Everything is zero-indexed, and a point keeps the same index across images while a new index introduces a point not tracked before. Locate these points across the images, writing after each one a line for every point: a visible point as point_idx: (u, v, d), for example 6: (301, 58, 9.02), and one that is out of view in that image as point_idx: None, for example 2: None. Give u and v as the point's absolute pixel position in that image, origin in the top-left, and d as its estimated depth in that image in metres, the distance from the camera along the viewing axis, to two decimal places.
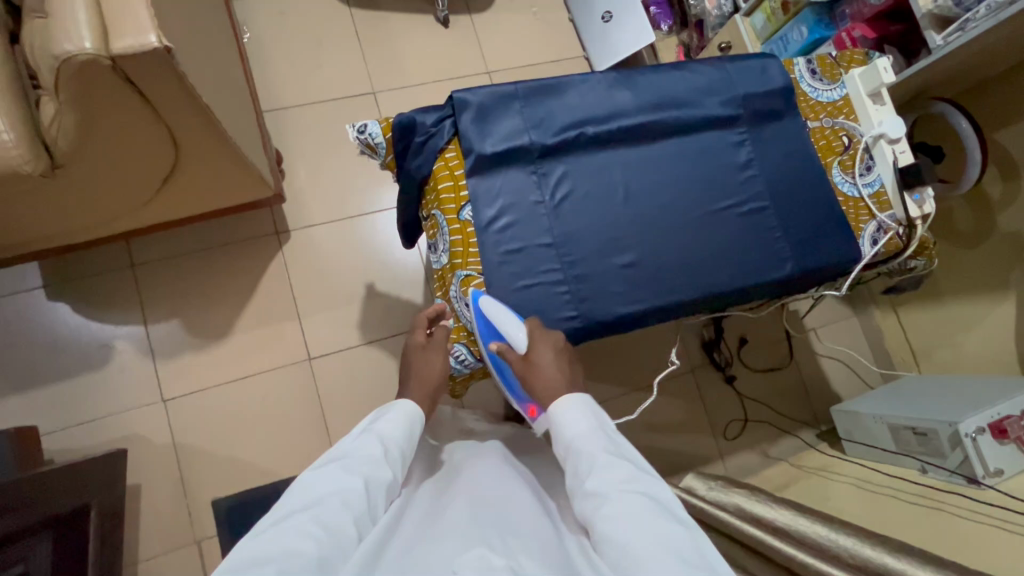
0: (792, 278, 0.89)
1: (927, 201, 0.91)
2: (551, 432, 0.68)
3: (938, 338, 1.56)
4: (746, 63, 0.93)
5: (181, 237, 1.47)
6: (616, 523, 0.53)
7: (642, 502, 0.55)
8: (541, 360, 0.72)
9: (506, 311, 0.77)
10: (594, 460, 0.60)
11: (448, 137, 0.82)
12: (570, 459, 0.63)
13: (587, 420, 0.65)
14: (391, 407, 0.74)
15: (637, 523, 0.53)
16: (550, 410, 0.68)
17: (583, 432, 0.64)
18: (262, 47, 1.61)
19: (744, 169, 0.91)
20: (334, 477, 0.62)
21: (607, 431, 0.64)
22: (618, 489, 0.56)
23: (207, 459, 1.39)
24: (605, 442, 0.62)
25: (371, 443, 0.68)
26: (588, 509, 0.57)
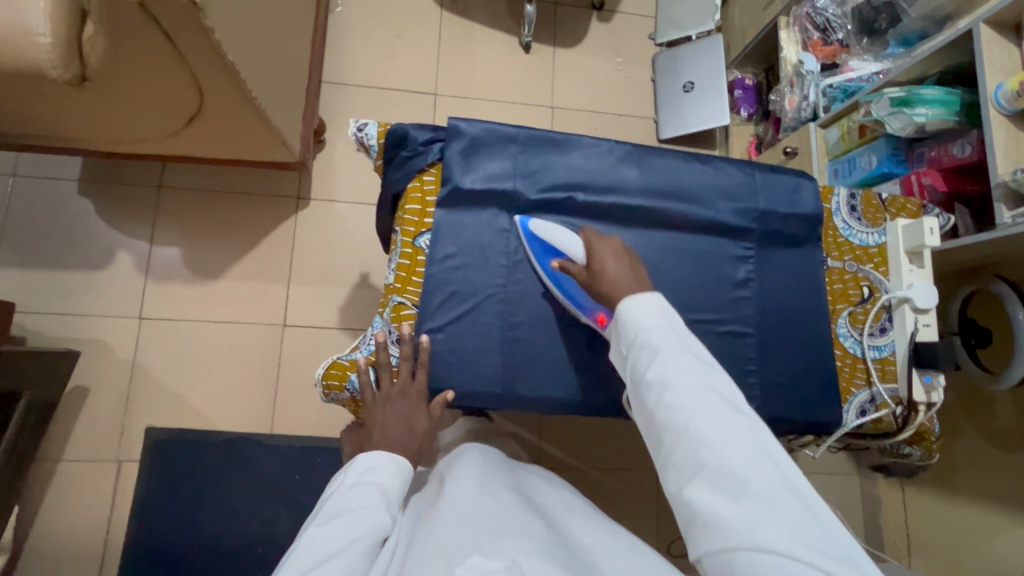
0: (751, 419, 0.79)
1: (937, 389, 0.79)
2: (616, 320, 0.65)
3: (939, 536, 1.37)
4: (779, 177, 0.85)
5: (212, 174, 1.52)
6: (680, 409, 0.55)
7: (711, 394, 0.56)
8: (604, 257, 0.70)
9: (557, 227, 0.76)
10: (660, 352, 0.59)
11: (432, 160, 0.79)
12: (635, 346, 0.62)
13: (655, 312, 0.64)
14: (380, 451, 0.71)
15: (706, 409, 0.55)
16: (620, 302, 0.65)
17: (651, 321, 0.62)
18: (347, 24, 1.66)
19: (738, 288, 0.82)
20: (341, 532, 0.60)
21: (674, 324, 0.62)
22: (687, 380, 0.56)
23: (157, 386, 1.42)
24: (675, 332, 0.60)
25: (373, 494, 0.66)
26: (651, 398, 0.58)
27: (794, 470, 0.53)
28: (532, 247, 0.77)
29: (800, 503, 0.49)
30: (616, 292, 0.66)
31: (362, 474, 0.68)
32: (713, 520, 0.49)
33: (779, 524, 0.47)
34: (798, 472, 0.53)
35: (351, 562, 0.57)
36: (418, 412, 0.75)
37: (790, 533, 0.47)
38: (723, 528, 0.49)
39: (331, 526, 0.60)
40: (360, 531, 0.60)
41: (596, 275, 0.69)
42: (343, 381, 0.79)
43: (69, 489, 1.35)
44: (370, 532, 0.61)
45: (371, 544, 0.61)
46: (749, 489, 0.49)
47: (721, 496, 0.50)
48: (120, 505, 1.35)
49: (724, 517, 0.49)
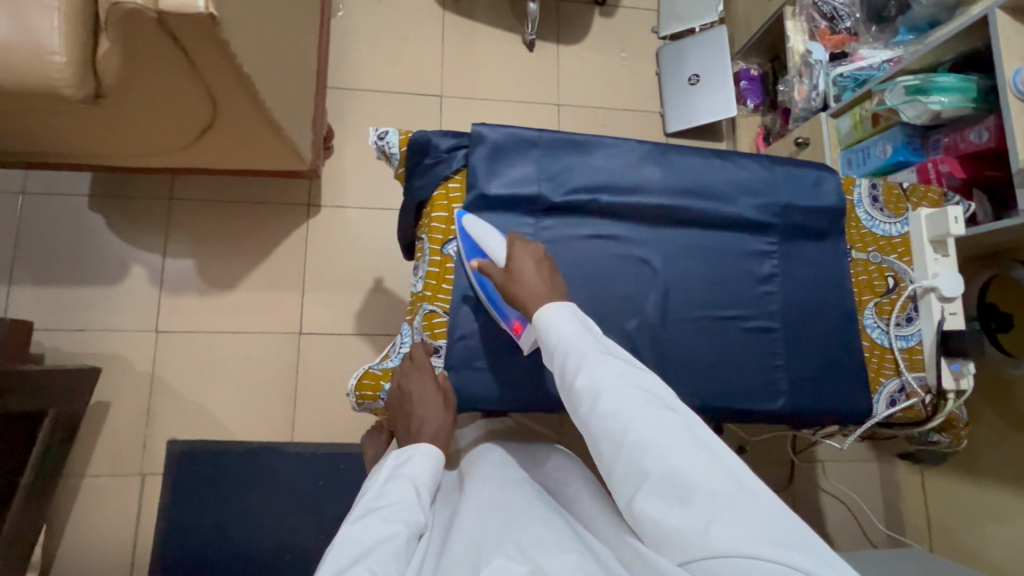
0: (782, 414, 0.80)
1: (966, 376, 0.80)
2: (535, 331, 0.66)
3: (959, 518, 1.38)
4: (800, 170, 0.85)
5: (221, 185, 1.52)
6: (615, 419, 0.57)
7: (638, 396, 0.58)
8: (526, 261, 0.69)
9: (486, 224, 0.74)
10: (584, 361, 0.61)
11: (456, 167, 0.79)
12: (558, 360, 0.63)
13: (569, 317, 0.65)
14: (420, 443, 0.73)
15: (636, 413, 0.56)
16: (535, 314, 0.65)
17: (567, 330, 0.63)
18: (349, 29, 1.65)
19: (765, 283, 0.82)
20: (376, 530, 0.61)
21: (591, 331, 0.64)
22: (612, 385, 0.58)
23: (177, 399, 1.43)
24: (591, 338, 0.62)
25: (405, 488, 0.68)
26: (584, 410, 0.59)
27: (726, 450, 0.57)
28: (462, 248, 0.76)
29: (741, 486, 0.53)
30: (536, 297, 0.67)
31: (395, 469, 0.71)
32: (667, 524, 0.52)
33: (725, 517, 0.51)
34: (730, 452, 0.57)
35: (386, 556, 0.59)
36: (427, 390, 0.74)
37: (736, 521, 0.50)
38: (677, 531, 0.52)
39: (367, 522, 0.63)
40: (394, 528, 0.62)
41: (516, 278, 0.69)
42: (376, 392, 0.79)
43: (95, 504, 1.35)
44: (402, 529, 0.62)
45: (405, 538, 0.62)
46: (692, 488, 0.52)
47: (670, 501, 0.53)
48: (147, 519, 1.36)
49: (676, 519, 0.52)
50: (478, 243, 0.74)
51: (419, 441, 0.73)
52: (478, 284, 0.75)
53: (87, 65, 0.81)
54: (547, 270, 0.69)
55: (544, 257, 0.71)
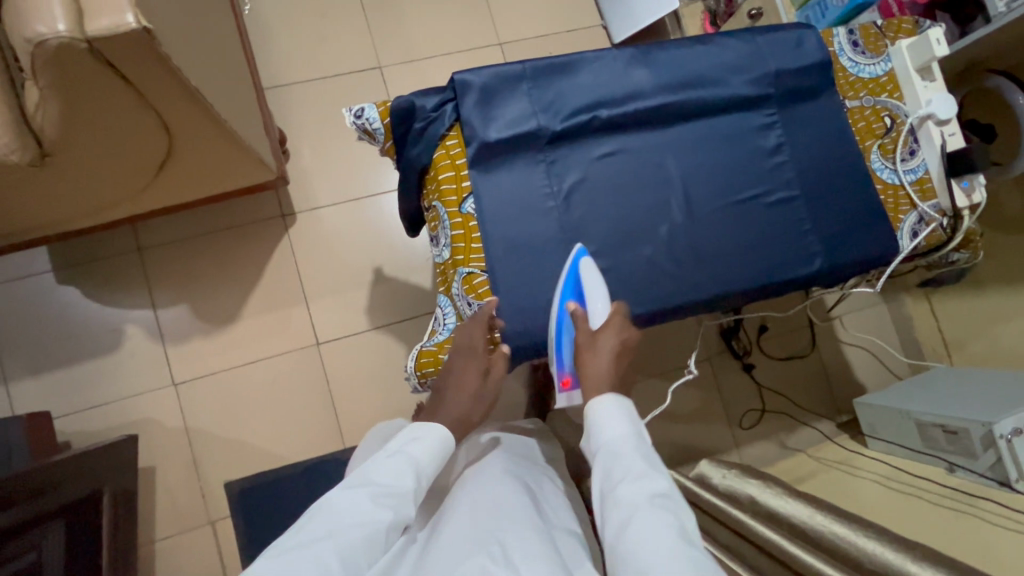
0: (820, 275, 0.82)
1: (977, 190, 0.83)
2: (586, 424, 0.69)
3: (973, 329, 1.48)
4: (780, 35, 0.85)
5: (187, 221, 1.45)
6: (644, 539, 0.55)
7: (669, 523, 0.56)
8: (608, 345, 0.71)
9: (597, 275, 0.74)
10: (629, 470, 0.62)
11: (449, 123, 0.76)
12: (604, 460, 0.64)
13: (624, 420, 0.67)
14: (434, 424, 0.72)
15: (659, 536, 0.55)
16: (591, 404, 0.68)
17: (619, 433, 0.66)
18: (264, 21, 1.54)
19: (773, 155, 0.83)
20: (360, 506, 0.63)
21: (641, 441, 0.66)
22: (648, 504, 0.58)
23: (219, 442, 1.41)
24: (639, 450, 0.64)
25: (403, 470, 0.67)
26: (613, 521, 0.58)
27: None
28: (564, 276, 0.74)
29: None
30: (601, 383, 0.69)
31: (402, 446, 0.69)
32: None
33: None
34: None
35: (361, 537, 0.61)
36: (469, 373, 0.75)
37: None
38: None
39: (356, 493, 0.64)
40: (379, 510, 0.62)
41: (593, 349, 0.71)
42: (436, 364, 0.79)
43: (174, 563, 1.35)
44: (387, 516, 0.63)
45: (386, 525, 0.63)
46: None
47: None
48: (231, 561, 1.36)
49: None
50: (584, 290, 0.73)
51: (435, 421, 0.73)
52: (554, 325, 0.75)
53: (23, 127, 0.75)
54: (619, 366, 0.71)
55: (624, 350, 0.72)
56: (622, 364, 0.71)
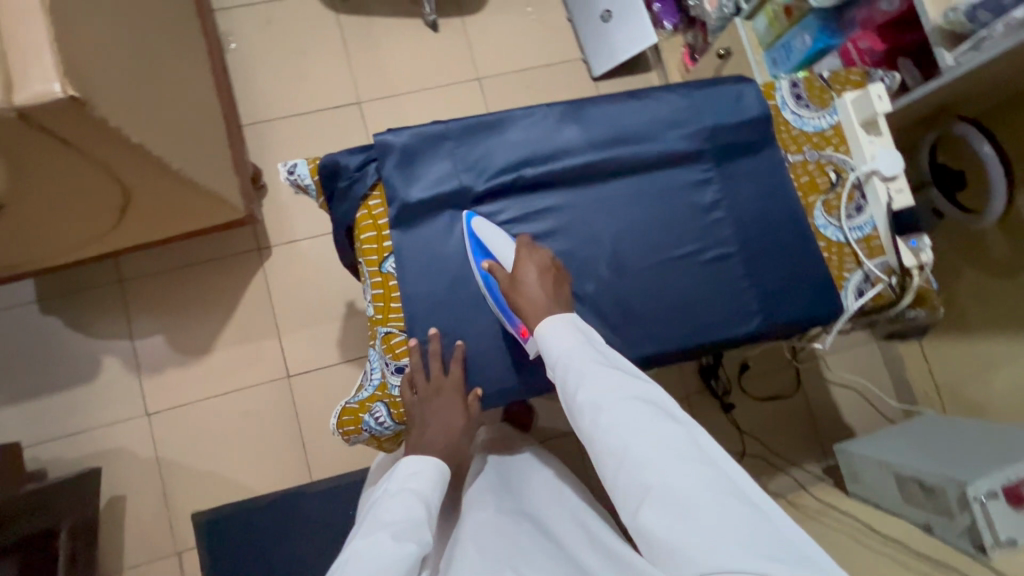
0: (759, 334, 0.80)
1: (924, 250, 0.79)
2: (537, 349, 0.69)
3: (963, 375, 1.41)
4: (718, 89, 0.83)
5: (167, 254, 1.49)
6: (617, 432, 0.59)
7: (637, 407, 0.60)
8: (529, 273, 0.71)
9: (495, 228, 0.75)
10: (585, 372, 0.63)
11: (372, 182, 0.76)
12: (560, 373, 0.65)
13: (571, 333, 0.67)
14: (425, 455, 0.71)
15: (630, 428, 0.58)
16: (537, 330, 0.68)
17: (566, 345, 0.66)
18: (248, 62, 1.59)
19: (709, 211, 0.81)
20: (385, 548, 0.60)
21: (593, 343, 0.67)
22: (614, 401, 0.60)
23: (189, 472, 1.43)
24: (592, 354, 0.65)
25: (414, 503, 0.66)
26: (586, 424, 0.61)
27: (730, 464, 0.58)
28: (468, 249, 0.75)
29: (739, 500, 0.54)
30: (537, 309, 0.69)
31: (405, 483, 0.69)
32: (670, 538, 0.52)
33: (718, 533, 0.51)
34: (731, 465, 0.58)
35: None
36: (454, 410, 0.73)
37: (736, 537, 0.51)
38: (676, 540, 0.52)
39: (379, 539, 0.61)
40: (404, 545, 0.61)
41: (518, 287, 0.70)
42: (358, 423, 0.76)
43: None
44: (414, 546, 0.61)
45: (416, 558, 0.61)
46: (691, 502, 0.53)
47: (670, 515, 0.53)
48: None
49: (676, 533, 0.52)
50: (486, 242, 0.74)
51: (417, 451, 0.72)
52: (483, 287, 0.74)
53: None
54: (548, 286, 0.71)
55: (547, 268, 0.73)
56: (554, 281, 0.72)
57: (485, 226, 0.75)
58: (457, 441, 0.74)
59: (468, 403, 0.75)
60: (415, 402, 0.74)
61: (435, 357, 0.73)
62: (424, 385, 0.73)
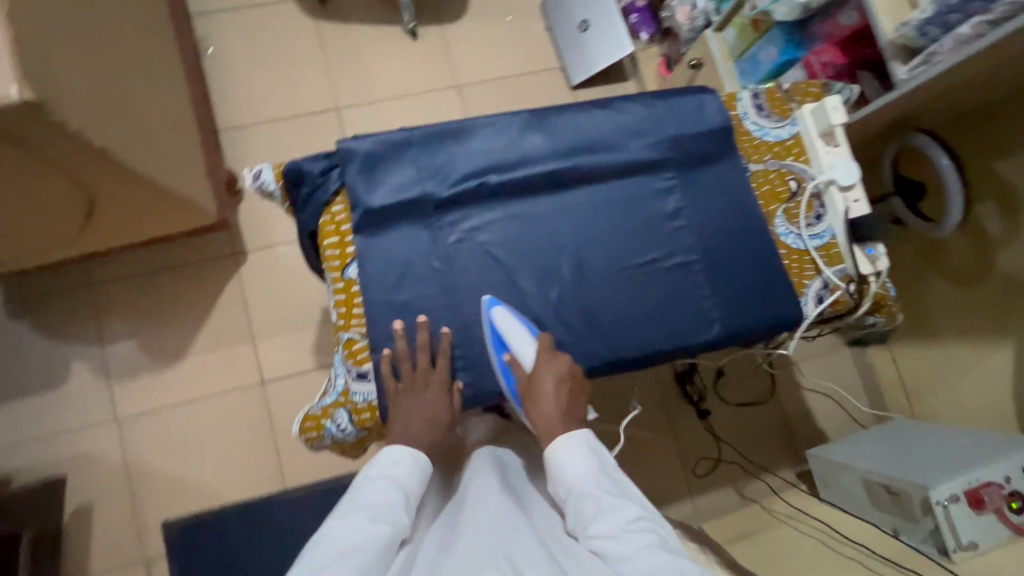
0: (720, 341, 0.81)
1: (880, 258, 0.82)
2: (549, 470, 0.68)
3: (931, 381, 1.44)
4: (680, 100, 0.84)
5: (140, 258, 1.47)
6: (625, 563, 0.57)
7: (647, 539, 0.58)
8: (545, 382, 0.71)
9: (515, 323, 0.73)
10: (596, 504, 0.63)
11: (335, 188, 0.76)
12: (571, 500, 0.65)
13: (585, 457, 0.67)
14: (403, 445, 0.71)
15: (642, 561, 0.56)
16: (549, 449, 0.68)
17: (582, 469, 0.66)
18: (226, 67, 1.59)
19: (671, 219, 0.82)
20: (358, 530, 0.61)
21: (607, 472, 0.66)
22: (624, 531, 0.59)
23: (159, 480, 1.40)
24: (605, 484, 0.64)
25: (392, 489, 0.66)
26: (597, 558, 0.59)
27: None
28: (489, 339, 0.74)
29: None
30: (551, 424, 0.69)
31: (382, 470, 0.68)
32: None
33: None
34: None
35: (371, 556, 0.59)
36: (438, 407, 0.73)
37: None
38: None
39: (353, 520, 0.61)
40: (379, 529, 0.61)
41: (533, 393, 0.71)
42: (320, 429, 0.76)
43: None
44: (388, 530, 0.62)
45: (389, 540, 0.61)
46: None
47: None
48: None
49: None
50: (506, 337, 0.73)
51: (401, 443, 0.71)
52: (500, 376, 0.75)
53: None
54: (564, 397, 0.71)
55: (565, 378, 0.72)
56: (571, 391, 0.71)
57: (504, 314, 0.75)
58: (439, 440, 0.73)
59: (451, 398, 0.74)
60: (398, 390, 0.73)
61: (422, 349, 0.74)
62: (409, 374, 0.73)
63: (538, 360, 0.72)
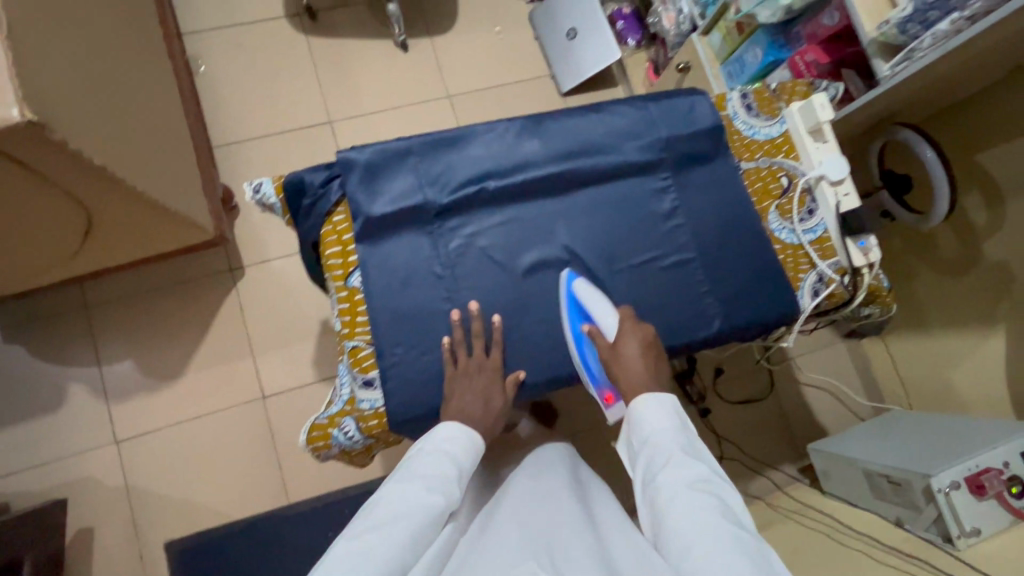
0: (720, 336, 0.82)
1: (873, 249, 0.84)
2: (630, 421, 0.71)
3: (926, 371, 1.46)
4: (671, 101, 0.86)
5: (135, 277, 1.46)
6: (686, 516, 0.59)
7: (711, 501, 0.60)
8: (632, 349, 0.73)
9: (597, 295, 0.76)
10: (671, 458, 0.65)
11: (335, 199, 0.77)
12: (647, 450, 0.67)
13: (667, 415, 0.69)
14: (457, 423, 0.72)
15: (702, 520, 0.58)
16: (636, 400, 0.71)
17: (661, 425, 0.68)
18: (218, 84, 1.60)
19: (668, 219, 0.84)
20: (411, 497, 0.64)
21: (686, 433, 0.68)
22: (691, 489, 0.61)
23: (160, 501, 1.39)
24: (681, 442, 0.66)
25: (444, 464, 0.68)
26: (660, 503, 0.62)
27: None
28: (565, 308, 0.77)
29: None
30: (634, 381, 0.72)
31: (439, 445, 0.70)
32: None
33: None
34: None
35: (423, 524, 0.62)
36: (494, 390, 0.74)
37: None
38: None
39: (406, 488, 0.65)
40: (429, 498, 0.64)
41: (618, 355, 0.73)
42: (328, 439, 0.76)
43: None
44: (439, 500, 0.64)
45: (439, 511, 0.64)
46: None
47: None
48: None
49: None
50: (589, 311, 0.76)
51: (450, 420, 0.72)
52: (576, 351, 0.77)
53: None
54: (650, 362, 0.73)
55: (649, 344, 0.74)
56: (652, 361, 0.73)
57: (585, 286, 0.78)
58: (491, 425, 0.75)
59: (505, 388, 0.76)
60: (455, 374, 0.75)
61: (477, 336, 0.75)
62: (465, 360, 0.75)
63: (621, 329, 0.75)
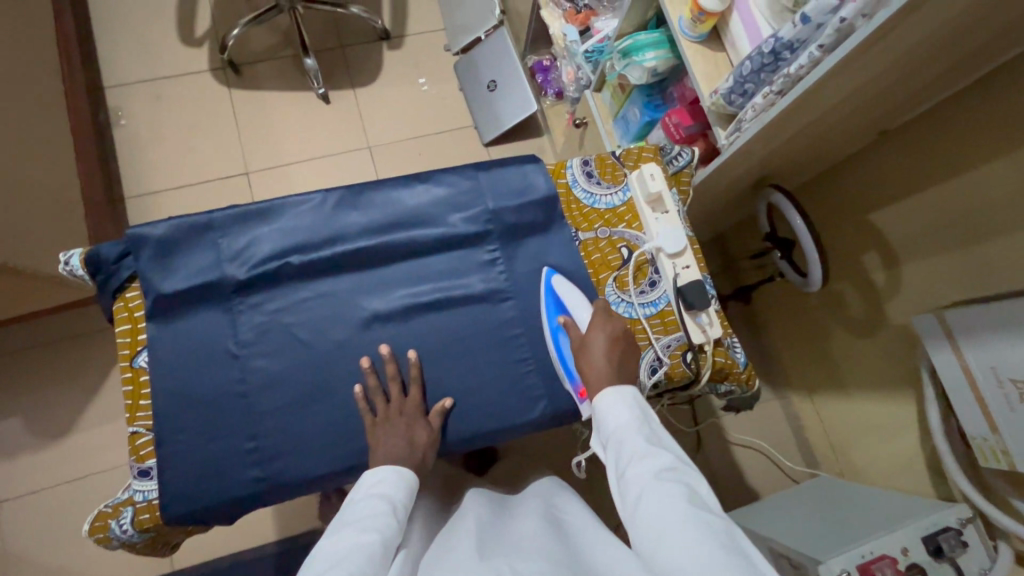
0: (547, 419, 0.77)
1: (711, 325, 0.79)
2: (594, 421, 0.67)
3: (852, 436, 1.38)
4: (503, 172, 0.84)
5: (30, 331, 1.44)
6: (653, 506, 0.54)
7: (676, 488, 0.54)
8: (599, 340, 0.71)
9: (574, 288, 0.78)
10: (635, 451, 0.60)
11: (128, 276, 0.74)
12: (614, 446, 0.63)
13: (629, 409, 0.65)
14: (388, 465, 0.67)
15: (667, 509, 0.53)
16: (598, 398, 0.67)
17: (624, 420, 0.64)
18: (135, 135, 1.62)
19: (494, 293, 0.80)
20: (350, 540, 0.57)
21: (650, 425, 0.64)
22: (657, 479, 0.56)
23: (33, 568, 1.32)
24: (645, 434, 0.62)
25: (379, 503, 0.62)
26: (626, 499, 0.57)
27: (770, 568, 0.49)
28: (544, 301, 0.78)
29: None
30: (601, 376, 0.68)
31: (370, 488, 0.65)
32: None
33: None
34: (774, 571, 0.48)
35: (363, 561, 0.54)
36: (418, 425, 0.72)
37: None
38: None
39: (339, 535, 0.58)
40: (366, 534, 0.57)
41: (587, 348, 0.71)
42: (105, 531, 0.70)
43: None
44: (378, 534, 0.58)
45: (381, 545, 0.57)
46: None
47: None
48: None
49: None
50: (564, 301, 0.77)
51: (385, 465, 0.67)
52: (552, 343, 0.76)
53: None
54: (616, 356, 0.70)
55: (618, 337, 0.72)
56: (622, 353, 0.71)
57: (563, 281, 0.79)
58: (423, 456, 0.71)
59: (430, 420, 0.74)
60: (375, 423, 0.72)
61: (393, 379, 0.73)
62: (383, 406, 0.72)
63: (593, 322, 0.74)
